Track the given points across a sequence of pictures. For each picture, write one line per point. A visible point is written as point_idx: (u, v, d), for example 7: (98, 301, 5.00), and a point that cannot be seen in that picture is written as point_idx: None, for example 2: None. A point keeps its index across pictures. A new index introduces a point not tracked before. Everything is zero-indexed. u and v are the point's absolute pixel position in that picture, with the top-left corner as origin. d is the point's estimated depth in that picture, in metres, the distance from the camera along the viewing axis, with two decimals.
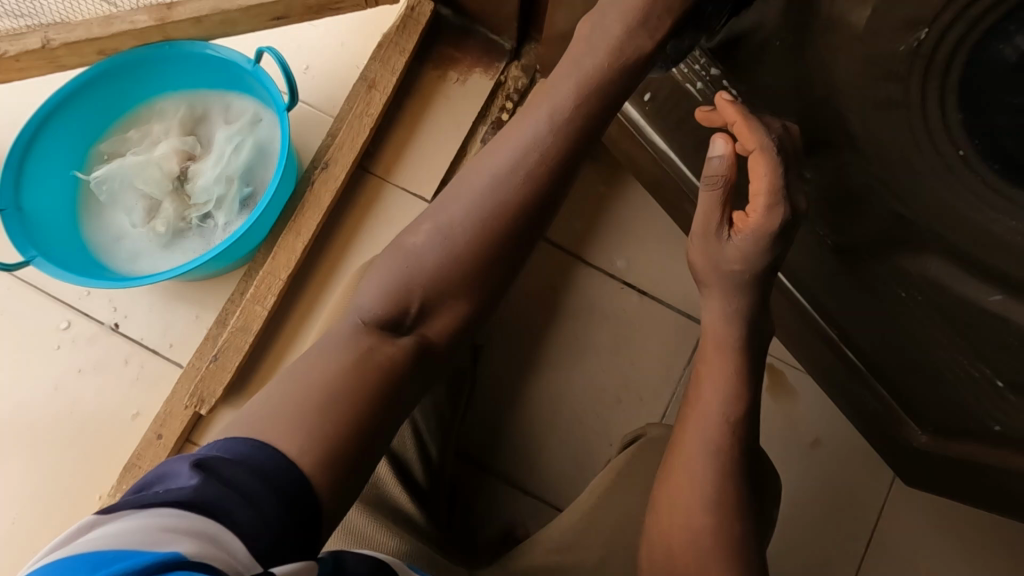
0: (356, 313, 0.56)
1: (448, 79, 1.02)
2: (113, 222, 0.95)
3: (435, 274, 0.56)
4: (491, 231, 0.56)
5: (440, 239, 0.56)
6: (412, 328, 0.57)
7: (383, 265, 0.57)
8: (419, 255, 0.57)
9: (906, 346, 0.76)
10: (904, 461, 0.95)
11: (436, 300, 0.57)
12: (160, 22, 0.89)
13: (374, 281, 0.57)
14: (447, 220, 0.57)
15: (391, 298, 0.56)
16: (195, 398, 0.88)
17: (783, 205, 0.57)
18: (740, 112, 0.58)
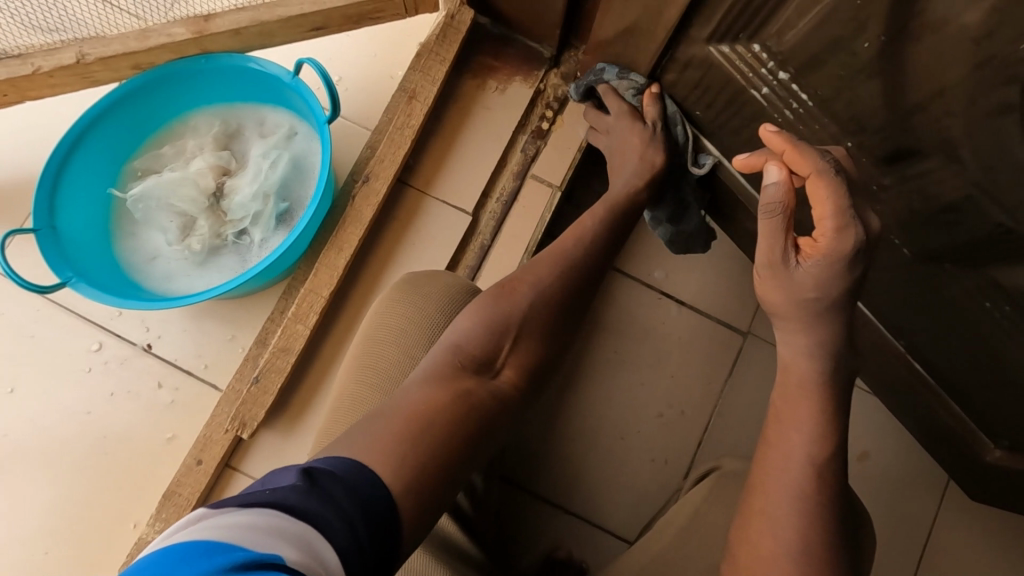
0: (454, 348, 0.59)
1: (487, 88, 1.00)
2: (148, 241, 0.93)
3: (529, 316, 0.63)
4: (572, 288, 0.68)
5: (540, 290, 0.65)
6: (502, 369, 0.60)
7: (477, 308, 0.63)
8: (517, 299, 0.64)
9: (983, 360, 0.73)
10: (973, 477, 0.90)
11: (525, 343, 0.62)
12: (197, 35, 0.85)
13: (470, 322, 0.62)
14: (539, 274, 0.67)
15: (487, 336, 0.61)
16: (236, 422, 0.85)
17: (854, 225, 0.56)
18: (788, 141, 0.58)
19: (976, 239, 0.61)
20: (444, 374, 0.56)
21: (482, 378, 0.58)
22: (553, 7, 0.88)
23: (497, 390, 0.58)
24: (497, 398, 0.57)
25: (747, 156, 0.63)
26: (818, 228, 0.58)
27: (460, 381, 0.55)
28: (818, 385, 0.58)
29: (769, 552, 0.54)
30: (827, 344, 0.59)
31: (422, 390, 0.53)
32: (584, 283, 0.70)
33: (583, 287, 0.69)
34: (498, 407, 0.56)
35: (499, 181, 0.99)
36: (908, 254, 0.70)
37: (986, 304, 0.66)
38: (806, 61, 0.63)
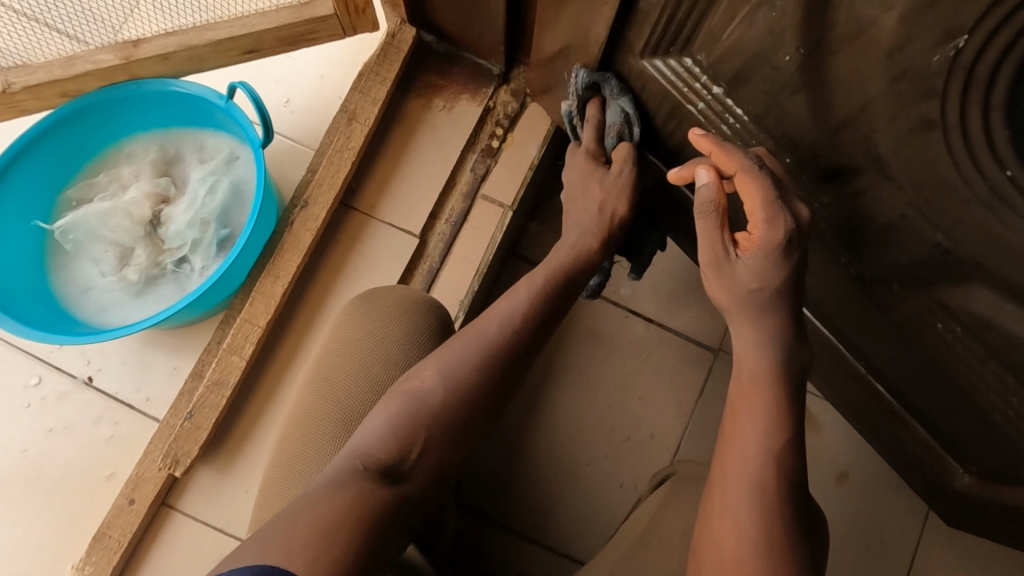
0: (356, 455, 0.54)
1: (434, 107, 0.97)
2: (83, 273, 0.90)
3: (440, 415, 0.57)
4: (495, 373, 0.60)
5: (450, 385, 0.57)
6: (410, 475, 0.54)
7: (387, 406, 0.57)
8: (425, 397, 0.57)
9: (944, 384, 0.68)
10: (947, 502, 0.86)
11: (438, 445, 0.56)
12: (126, 61, 0.84)
13: (378, 423, 0.56)
14: (454, 359, 0.59)
15: (394, 440, 0.55)
16: (169, 459, 0.81)
17: (784, 215, 0.56)
18: (715, 142, 0.59)
19: (920, 261, 0.57)
20: (343, 485, 0.50)
21: (385, 488, 0.52)
22: (493, 22, 0.86)
23: (402, 501, 0.52)
24: (399, 513, 0.51)
25: (681, 167, 0.64)
26: (751, 221, 0.57)
27: (354, 493, 0.50)
28: (753, 418, 0.54)
29: None
30: (766, 373, 0.55)
31: (324, 496, 0.49)
32: (534, 337, 0.63)
33: (528, 336, 0.63)
34: (400, 522, 0.51)
35: (449, 202, 0.96)
36: (856, 274, 0.67)
37: (937, 326, 0.62)
38: (734, 75, 0.60)
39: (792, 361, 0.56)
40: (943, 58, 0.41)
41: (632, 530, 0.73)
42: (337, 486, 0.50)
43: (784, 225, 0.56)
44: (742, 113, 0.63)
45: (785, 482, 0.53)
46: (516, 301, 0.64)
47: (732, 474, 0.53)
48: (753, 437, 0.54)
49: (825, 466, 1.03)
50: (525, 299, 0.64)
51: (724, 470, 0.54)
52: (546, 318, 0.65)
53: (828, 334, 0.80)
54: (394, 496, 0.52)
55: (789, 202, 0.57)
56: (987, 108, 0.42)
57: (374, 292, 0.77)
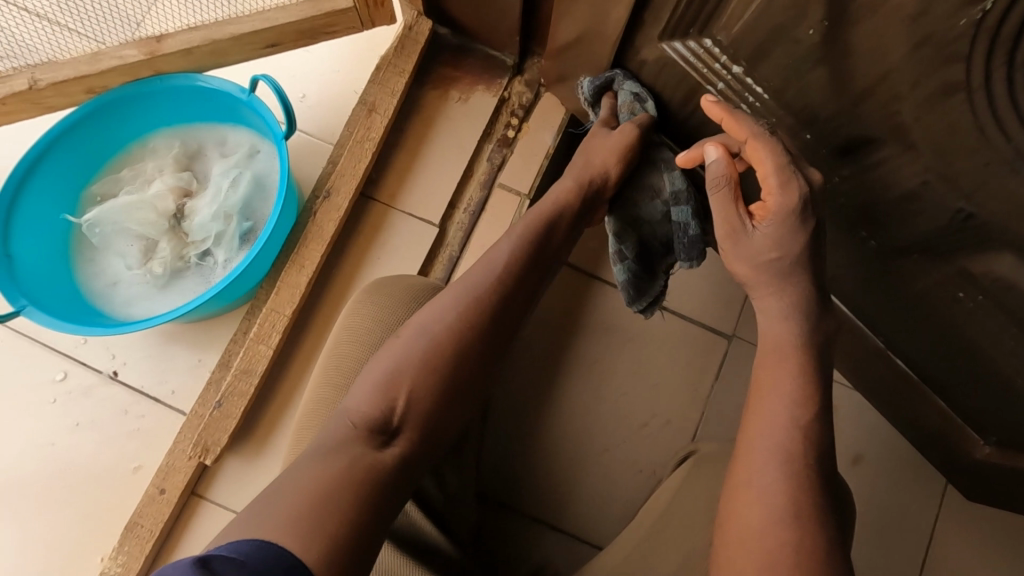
0: (343, 419, 0.55)
1: (449, 99, 0.99)
2: (108, 267, 0.91)
3: (422, 365, 0.56)
4: (478, 322, 0.60)
5: (428, 336, 0.58)
6: (399, 430, 0.55)
7: (373, 364, 0.58)
8: (408, 350, 0.57)
9: (963, 354, 0.70)
10: (968, 476, 0.87)
11: (424, 395, 0.56)
12: (150, 57, 0.85)
13: (364, 382, 0.57)
14: (435, 311, 0.59)
15: (379, 395, 0.55)
16: (199, 447, 0.82)
17: (797, 177, 0.58)
18: (726, 109, 0.61)
19: (940, 229, 0.59)
20: (333, 450, 0.52)
21: (373, 448, 0.53)
22: (509, 13, 0.88)
23: (391, 460, 0.53)
24: (388, 472, 0.52)
25: (688, 150, 0.68)
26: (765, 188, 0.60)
27: (349, 456, 0.51)
28: (782, 383, 0.56)
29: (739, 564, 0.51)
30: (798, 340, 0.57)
31: (312, 465, 0.50)
32: (521, 288, 0.64)
33: (514, 286, 0.64)
34: (388, 481, 0.51)
35: (467, 192, 0.97)
36: (875, 247, 0.68)
37: (958, 295, 0.64)
38: (754, 53, 0.62)
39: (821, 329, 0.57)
40: (968, 22, 0.43)
41: (660, 503, 0.74)
42: (325, 453, 0.51)
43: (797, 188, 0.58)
44: (762, 91, 0.65)
45: (815, 445, 0.54)
46: (501, 254, 0.65)
47: (763, 437, 0.54)
48: (785, 399, 0.55)
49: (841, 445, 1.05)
50: (507, 252, 0.65)
51: (754, 435, 0.55)
52: (534, 270, 0.66)
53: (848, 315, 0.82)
54: (382, 456, 0.52)
55: (800, 168, 0.59)
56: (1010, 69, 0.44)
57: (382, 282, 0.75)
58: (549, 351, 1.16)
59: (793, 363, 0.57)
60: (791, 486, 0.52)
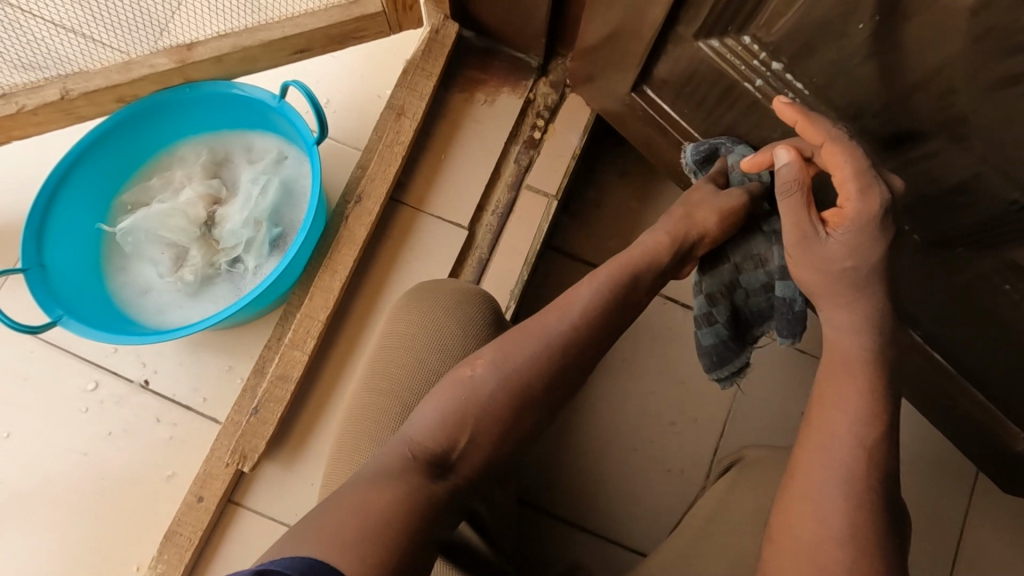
0: (404, 443, 0.55)
1: (476, 101, 0.99)
2: (140, 275, 0.91)
3: (490, 406, 0.56)
4: (550, 367, 0.59)
5: (501, 375, 0.57)
6: (457, 465, 0.55)
7: (440, 392, 0.57)
8: (476, 387, 0.57)
9: (1009, 346, 0.69)
10: (1007, 470, 0.87)
11: (487, 434, 0.56)
12: (180, 64, 0.85)
13: (428, 411, 0.56)
14: (509, 350, 0.58)
15: (441, 428, 0.55)
16: (237, 454, 0.82)
17: (877, 182, 0.58)
18: (800, 112, 0.60)
19: (990, 221, 0.59)
20: (391, 473, 0.52)
21: (431, 478, 0.53)
22: (537, 15, 0.88)
23: (446, 493, 0.53)
24: (441, 505, 0.52)
25: (759, 158, 0.68)
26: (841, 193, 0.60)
27: (408, 485, 0.51)
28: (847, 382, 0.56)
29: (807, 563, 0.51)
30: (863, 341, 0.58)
31: (374, 486, 0.50)
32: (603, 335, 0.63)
33: (588, 331, 0.62)
34: (440, 514, 0.51)
35: (494, 194, 0.97)
36: (917, 240, 0.68)
37: (1004, 286, 0.64)
38: (797, 48, 0.62)
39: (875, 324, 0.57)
40: None
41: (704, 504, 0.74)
42: (383, 475, 0.52)
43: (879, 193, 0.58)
44: (803, 88, 0.65)
45: (873, 439, 0.54)
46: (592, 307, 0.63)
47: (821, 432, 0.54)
48: (844, 397, 0.56)
49: None
50: (591, 296, 0.64)
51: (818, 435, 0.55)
52: (614, 315, 0.64)
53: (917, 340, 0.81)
54: (437, 487, 0.52)
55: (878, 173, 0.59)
56: None
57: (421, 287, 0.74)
58: None
59: (846, 361, 0.57)
60: (852, 480, 0.52)
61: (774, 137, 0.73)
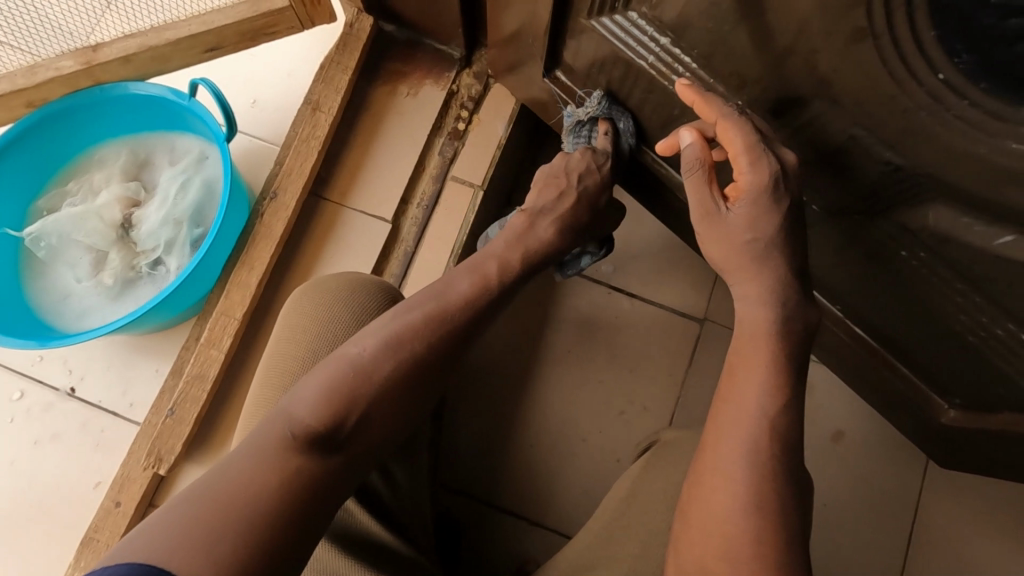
0: (286, 420, 0.50)
1: (398, 94, 0.98)
2: (58, 281, 0.90)
3: (383, 387, 0.52)
4: (445, 346, 0.56)
5: (394, 352, 0.54)
6: (346, 446, 0.51)
7: (324, 368, 0.52)
8: (365, 365, 0.53)
9: (921, 315, 0.68)
10: (943, 446, 0.85)
11: (376, 415, 0.52)
12: (88, 66, 0.85)
13: (314, 388, 0.51)
14: (403, 329, 0.55)
15: (328, 406, 0.50)
16: (153, 457, 0.80)
17: (767, 155, 0.56)
18: (698, 93, 0.60)
19: (876, 184, 0.58)
20: (267, 456, 0.48)
21: (315, 459, 0.49)
22: (448, 4, 0.87)
23: (333, 471, 0.49)
24: (326, 484, 0.49)
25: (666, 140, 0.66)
26: (735, 168, 0.58)
27: (280, 470, 0.47)
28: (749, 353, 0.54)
29: None
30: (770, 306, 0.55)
31: (249, 469, 0.47)
32: (486, 315, 0.61)
33: (477, 313, 0.60)
34: (322, 494, 0.48)
35: (419, 186, 0.96)
36: (818, 210, 0.67)
37: (902, 253, 0.62)
38: (678, 20, 0.61)
39: (759, 291, 0.56)
40: None
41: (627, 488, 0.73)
42: (259, 458, 0.48)
43: (768, 165, 0.56)
44: (690, 60, 0.65)
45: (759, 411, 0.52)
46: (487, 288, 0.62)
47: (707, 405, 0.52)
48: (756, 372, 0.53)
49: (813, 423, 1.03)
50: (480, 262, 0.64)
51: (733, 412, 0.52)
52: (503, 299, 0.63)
53: (841, 316, 0.79)
54: (323, 468, 0.49)
55: (771, 147, 0.57)
56: (911, 9, 0.43)
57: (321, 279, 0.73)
58: (520, 345, 1.15)
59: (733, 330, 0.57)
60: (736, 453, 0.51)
61: (676, 112, 0.72)
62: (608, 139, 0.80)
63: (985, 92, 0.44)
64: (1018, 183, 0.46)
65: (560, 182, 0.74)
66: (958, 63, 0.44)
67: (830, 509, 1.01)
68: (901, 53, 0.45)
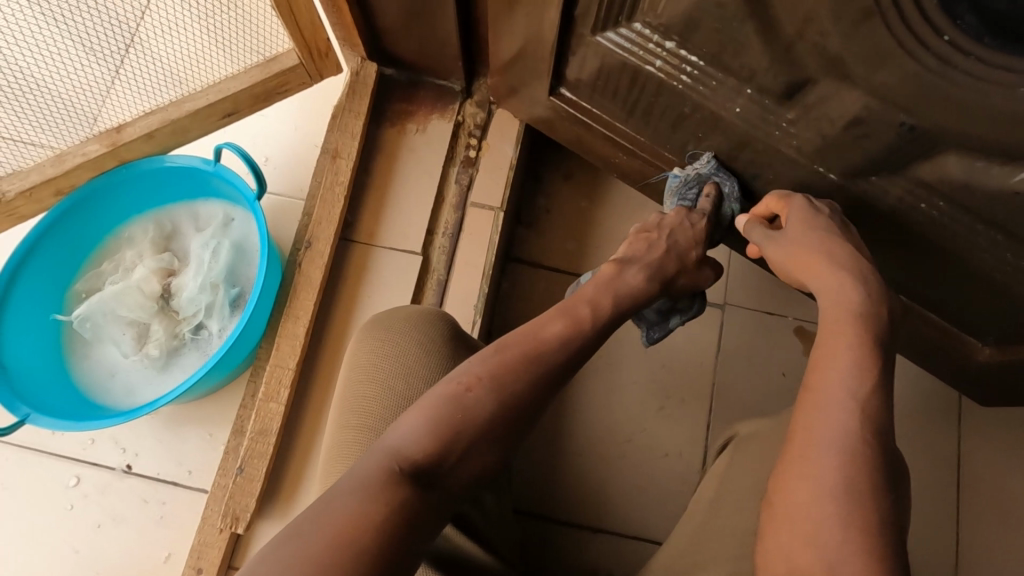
0: (389, 452, 0.51)
1: (407, 132, 1.02)
2: (104, 360, 0.91)
3: (483, 426, 0.53)
4: (541, 386, 0.56)
5: (494, 391, 0.54)
6: (444, 480, 0.52)
7: (423, 403, 0.54)
8: (467, 404, 0.54)
9: (945, 264, 0.72)
10: (981, 385, 0.89)
11: (476, 452, 0.53)
12: (113, 146, 0.88)
13: (417, 424, 0.53)
14: (502, 366, 0.56)
15: (431, 442, 0.52)
16: (228, 517, 0.81)
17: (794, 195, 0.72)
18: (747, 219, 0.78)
19: (892, 147, 0.62)
20: (371, 481, 0.49)
21: (420, 492, 0.50)
22: (448, 40, 0.92)
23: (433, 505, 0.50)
24: (424, 514, 0.49)
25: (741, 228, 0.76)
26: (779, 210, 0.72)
27: (385, 494, 0.48)
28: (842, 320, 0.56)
29: (795, 504, 0.50)
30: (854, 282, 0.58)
31: (353, 499, 0.48)
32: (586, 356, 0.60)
33: (569, 338, 0.59)
34: (420, 525, 0.48)
35: (442, 216, 1.00)
36: (835, 179, 0.71)
37: (922, 206, 0.67)
38: (683, 24, 0.66)
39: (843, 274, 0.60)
40: None
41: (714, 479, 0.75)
42: (363, 483, 0.49)
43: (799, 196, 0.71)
44: (698, 59, 0.69)
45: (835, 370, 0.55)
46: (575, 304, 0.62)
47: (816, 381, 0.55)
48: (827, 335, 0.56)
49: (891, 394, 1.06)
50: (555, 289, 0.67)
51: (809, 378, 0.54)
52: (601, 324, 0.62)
53: None
54: (421, 498, 0.49)
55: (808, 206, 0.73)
56: None
57: (397, 320, 0.74)
58: None
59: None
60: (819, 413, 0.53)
61: (686, 110, 0.77)
62: (710, 201, 0.79)
63: (988, 46, 0.50)
64: None
65: (652, 236, 0.74)
66: (959, 25, 0.50)
67: None
68: (908, 23, 0.51)
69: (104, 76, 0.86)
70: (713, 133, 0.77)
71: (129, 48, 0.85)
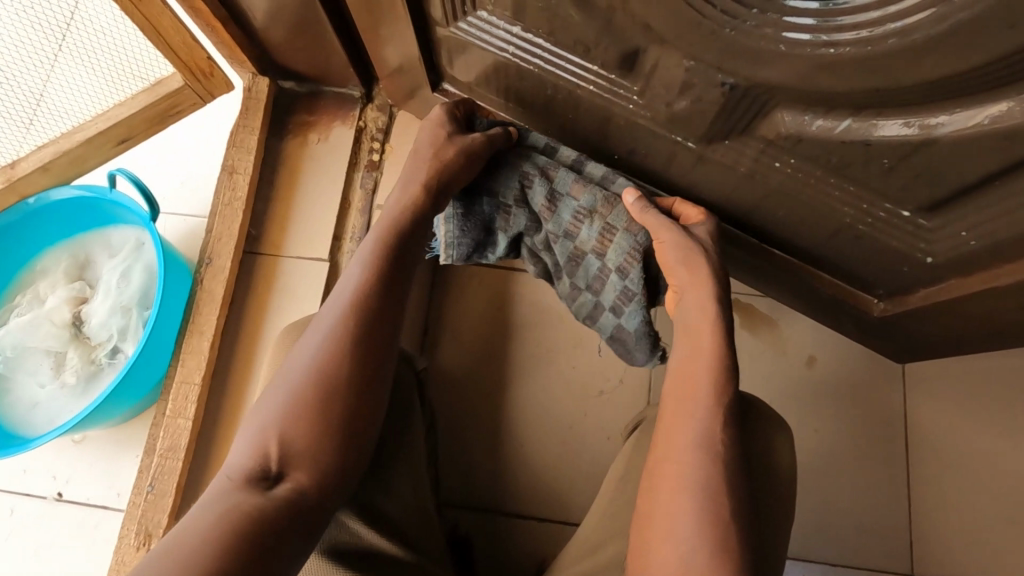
0: (225, 477, 0.54)
1: (311, 141, 1.03)
2: (23, 392, 0.92)
3: (292, 412, 0.56)
4: (346, 352, 0.59)
5: (292, 379, 0.58)
6: (282, 472, 0.54)
7: (245, 427, 0.57)
8: (274, 403, 0.57)
9: (816, 221, 0.71)
10: (895, 342, 0.88)
11: (303, 436, 0.56)
12: (9, 181, 0.95)
13: (242, 441, 0.56)
14: (298, 355, 0.59)
15: (256, 446, 0.55)
16: (142, 534, 0.82)
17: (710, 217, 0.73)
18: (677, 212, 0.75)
19: (729, 107, 0.62)
20: (215, 503, 0.51)
21: (260, 491, 0.52)
22: (331, 50, 0.93)
23: (279, 500, 0.52)
24: (278, 514, 0.51)
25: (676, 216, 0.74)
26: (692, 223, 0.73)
27: (227, 508, 0.50)
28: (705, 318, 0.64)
29: None
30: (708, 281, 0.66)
31: (205, 519, 0.49)
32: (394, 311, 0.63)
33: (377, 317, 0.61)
34: (275, 523, 0.50)
35: (349, 221, 1.00)
36: (692, 145, 0.71)
37: (776, 165, 0.66)
38: (518, 8, 0.67)
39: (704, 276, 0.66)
40: None
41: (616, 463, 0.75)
42: (206, 506, 0.51)
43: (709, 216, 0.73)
44: (543, 38, 0.69)
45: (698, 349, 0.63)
46: (347, 279, 0.63)
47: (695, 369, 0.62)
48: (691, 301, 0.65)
49: (795, 365, 1.04)
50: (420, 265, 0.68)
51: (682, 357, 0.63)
52: (394, 285, 0.64)
53: (758, 242, 0.82)
54: (266, 500, 0.52)
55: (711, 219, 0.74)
56: None
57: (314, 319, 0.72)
58: (489, 351, 1.17)
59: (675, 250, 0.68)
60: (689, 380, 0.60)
61: (550, 93, 0.77)
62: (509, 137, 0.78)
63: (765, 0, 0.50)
64: (825, 70, 0.51)
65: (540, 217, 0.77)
66: None
67: (819, 433, 1.02)
68: None
69: (15, 127, 0.94)
70: (580, 113, 0.78)
71: (38, 106, 0.94)
